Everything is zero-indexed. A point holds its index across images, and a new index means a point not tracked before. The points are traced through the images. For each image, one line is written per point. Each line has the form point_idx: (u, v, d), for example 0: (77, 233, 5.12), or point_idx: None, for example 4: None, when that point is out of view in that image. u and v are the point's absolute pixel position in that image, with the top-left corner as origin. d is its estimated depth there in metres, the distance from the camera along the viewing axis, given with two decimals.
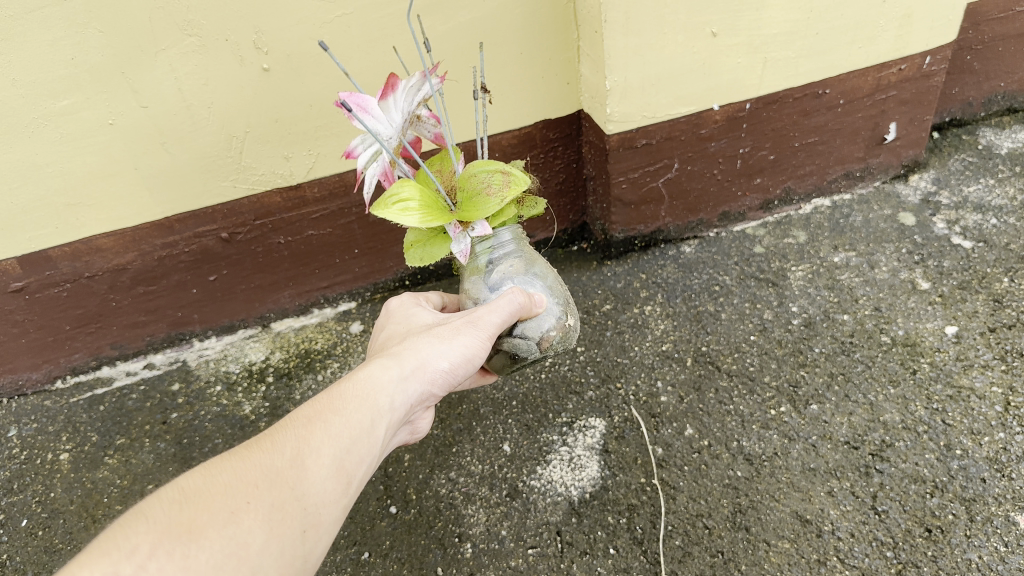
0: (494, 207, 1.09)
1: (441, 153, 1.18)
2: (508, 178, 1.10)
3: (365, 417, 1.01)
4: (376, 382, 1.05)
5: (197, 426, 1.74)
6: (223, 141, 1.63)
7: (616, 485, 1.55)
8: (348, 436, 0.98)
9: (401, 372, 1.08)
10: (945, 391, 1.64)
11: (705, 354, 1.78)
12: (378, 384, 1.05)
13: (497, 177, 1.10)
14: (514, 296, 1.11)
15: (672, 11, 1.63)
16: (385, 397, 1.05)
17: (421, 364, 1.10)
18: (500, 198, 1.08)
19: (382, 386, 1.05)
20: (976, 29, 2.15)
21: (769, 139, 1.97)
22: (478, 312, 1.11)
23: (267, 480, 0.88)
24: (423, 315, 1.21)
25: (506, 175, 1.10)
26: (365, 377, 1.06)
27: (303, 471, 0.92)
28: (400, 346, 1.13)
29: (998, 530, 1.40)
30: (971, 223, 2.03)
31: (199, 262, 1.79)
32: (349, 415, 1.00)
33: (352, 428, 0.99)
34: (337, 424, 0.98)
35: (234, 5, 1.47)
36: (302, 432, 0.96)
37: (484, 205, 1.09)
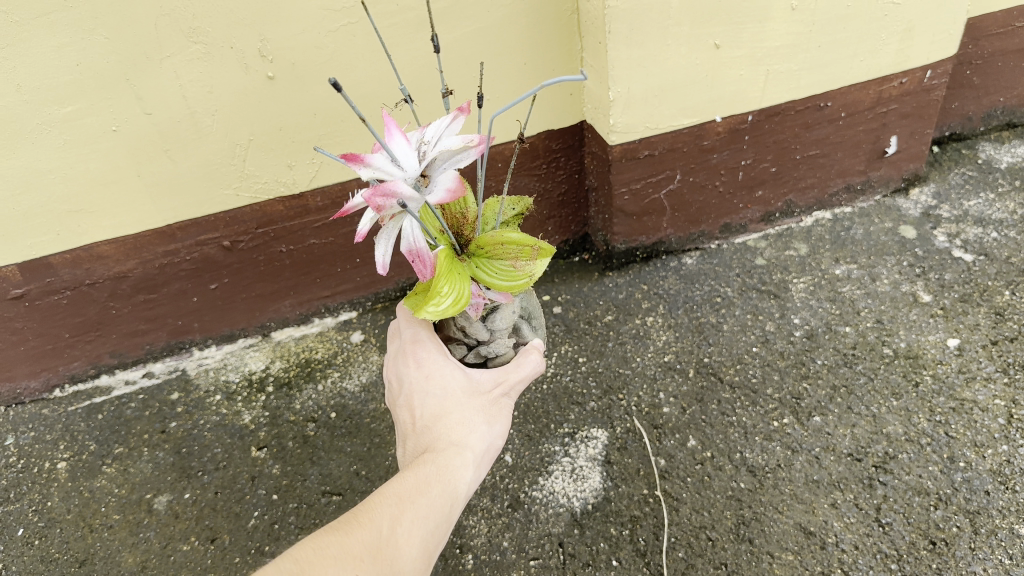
0: (516, 279, 1.04)
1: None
2: (535, 251, 1.02)
3: (450, 492, 0.97)
4: (452, 464, 0.99)
5: (197, 435, 1.73)
6: (226, 148, 1.63)
7: (619, 496, 1.54)
8: (436, 522, 0.94)
9: (475, 456, 1.02)
10: (948, 403, 1.63)
11: (707, 365, 1.78)
12: (455, 468, 0.99)
13: (524, 249, 1.02)
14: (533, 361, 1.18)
15: (676, 23, 1.64)
16: (464, 485, 0.99)
17: (484, 446, 1.05)
18: (528, 275, 1.03)
19: (459, 470, 1.00)
20: (976, 43, 2.16)
21: (770, 152, 1.97)
22: (506, 377, 1.13)
23: (371, 557, 0.85)
24: (456, 363, 1.10)
25: (534, 248, 1.02)
26: (443, 463, 0.99)
27: (400, 550, 0.88)
28: (459, 415, 1.05)
29: (1002, 542, 1.39)
30: (972, 237, 2.04)
31: (200, 270, 1.79)
32: (435, 503, 0.95)
33: (439, 515, 0.94)
34: (429, 500, 0.94)
35: (239, 13, 1.47)
36: (393, 512, 0.91)
37: (509, 280, 1.03)
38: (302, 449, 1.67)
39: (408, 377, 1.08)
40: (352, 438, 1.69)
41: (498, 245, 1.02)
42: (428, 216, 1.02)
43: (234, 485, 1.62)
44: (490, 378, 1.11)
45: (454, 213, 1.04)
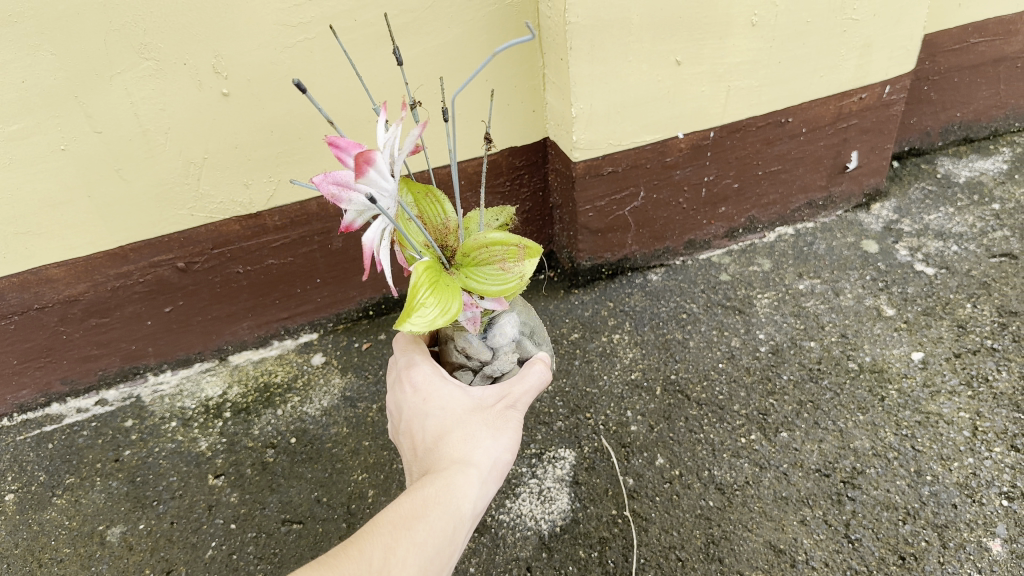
0: (506, 281, 1.04)
1: (421, 190, 1.04)
2: (521, 250, 1.03)
3: (449, 517, 0.90)
4: (453, 481, 0.94)
5: (151, 463, 1.68)
6: (180, 167, 1.59)
7: (588, 518, 1.51)
8: (436, 546, 0.87)
9: (479, 473, 0.97)
10: (914, 417, 1.63)
11: (674, 383, 1.76)
12: (456, 484, 0.94)
13: (508, 250, 1.03)
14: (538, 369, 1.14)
15: (637, 39, 1.63)
16: (467, 503, 0.94)
17: (490, 462, 1.00)
18: (517, 277, 1.04)
19: (460, 487, 0.94)
20: (933, 60, 2.19)
21: (732, 168, 1.97)
22: (513, 394, 1.10)
23: None
24: (456, 385, 1.09)
25: (519, 247, 1.03)
26: (441, 482, 0.94)
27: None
28: (458, 434, 1.02)
29: (971, 556, 1.39)
30: (933, 250, 2.06)
31: (155, 293, 1.74)
32: (434, 526, 0.89)
33: (439, 539, 0.88)
34: (425, 527, 0.88)
35: (193, 28, 1.43)
36: (387, 542, 0.84)
37: (500, 285, 1.04)
38: (261, 476, 1.62)
39: (406, 403, 1.08)
40: (312, 464, 1.64)
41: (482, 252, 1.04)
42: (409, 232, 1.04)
43: (190, 515, 1.57)
44: (495, 396, 1.10)
45: (437, 226, 1.06)
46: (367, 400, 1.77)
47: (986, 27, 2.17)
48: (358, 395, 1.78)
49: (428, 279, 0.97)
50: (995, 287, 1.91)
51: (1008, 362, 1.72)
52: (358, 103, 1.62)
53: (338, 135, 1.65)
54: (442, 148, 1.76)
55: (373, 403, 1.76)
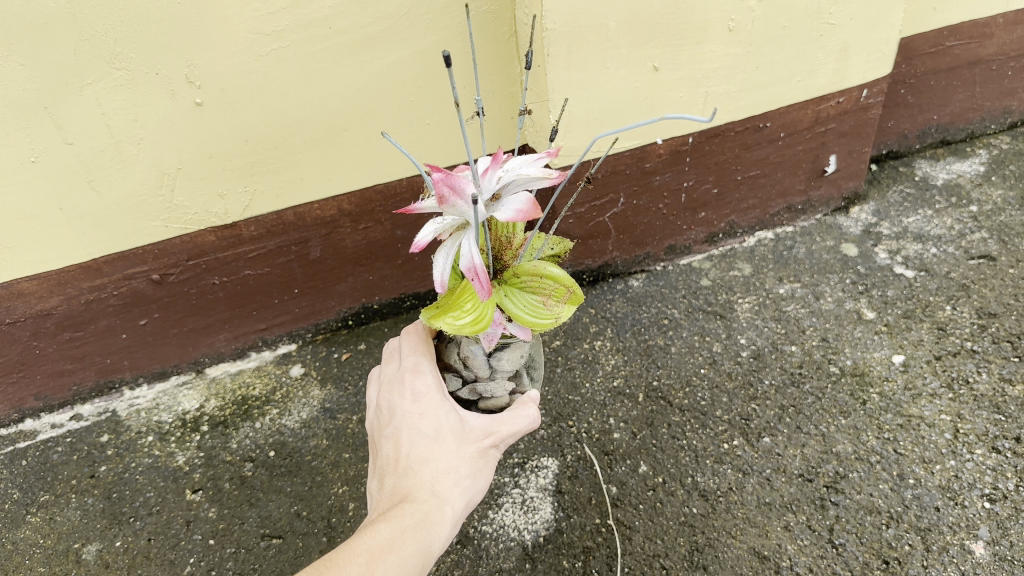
0: (543, 315, 1.04)
1: (513, 208, 1.03)
2: (567, 293, 1.05)
3: (422, 558, 0.89)
4: (430, 519, 0.92)
5: (128, 479, 1.65)
6: (154, 178, 1.57)
7: (571, 527, 1.50)
8: None
9: (454, 511, 0.95)
10: (895, 420, 1.63)
11: (656, 389, 1.76)
12: (431, 522, 0.92)
13: (557, 289, 1.04)
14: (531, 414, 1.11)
15: (615, 45, 1.63)
16: (440, 543, 0.92)
17: (465, 500, 0.98)
18: (553, 316, 1.04)
19: (436, 526, 0.92)
20: (909, 63, 2.20)
21: (712, 172, 1.97)
22: (499, 430, 1.06)
23: None
24: (452, 408, 1.03)
25: (568, 290, 1.04)
26: (418, 518, 0.92)
27: None
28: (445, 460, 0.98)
29: (955, 559, 1.39)
30: (912, 253, 2.06)
31: (129, 305, 1.71)
32: (408, 564, 0.87)
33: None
34: (399, 566, 0.86)
35: (165, 37, 1.41)
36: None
37: (536, 314, 1.03)
38: (240, 490, 1.60)
39: (399, 410, 1.02)
40: (291, 477, 1.62)
41: (533, 278, 1.05)
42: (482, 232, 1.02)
43: (168, 531, 1.54)
44: (482, 429, 1.04)
45: (502, 237, 1.05)
46: (347, 412, 1.75)
47: (961, 30, 2.18)
48: (338, 407, 1.76)
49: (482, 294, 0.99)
50: (973, 289, 1.92)
51: (988, 364, 1.72)
52: (334, 111, 1.61)
53: (314, 145, 1.64)
54: (420, 156, 1.75)
55: (353, 414, 1.74)
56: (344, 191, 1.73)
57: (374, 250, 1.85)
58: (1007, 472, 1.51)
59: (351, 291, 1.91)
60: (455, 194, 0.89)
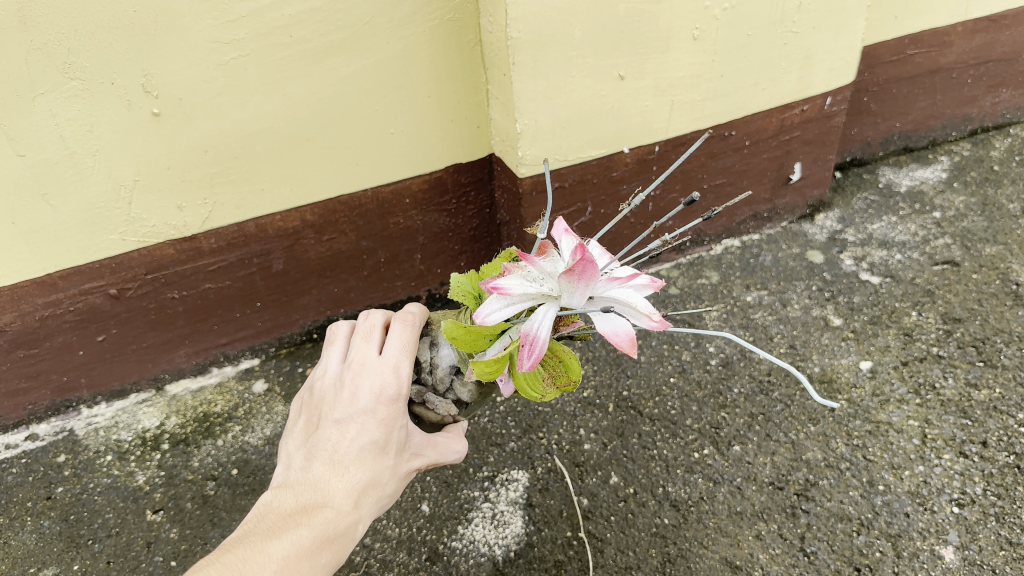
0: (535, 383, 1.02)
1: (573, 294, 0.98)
2: (568, 381, 1.02)
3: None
4: (341, 537, 0.91)
5: (86, 500, 1.60)
6: (110, 190, 1.53)
7: (543, 541, 1.48)
8: None
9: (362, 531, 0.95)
10: (864, 426, 1.63)
11: (626, 399, 1.74)
12: (341, 539, 0.91)
13: (563, 375, 1.02)
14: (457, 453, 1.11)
15: (580, 54, 1.62)
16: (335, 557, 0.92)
17: (375, 515, 0.97)
18: (542, 395, 1.01)
19: (342, 544, 0.92)
20: (872, 71, 2.22)
21: (678, 181, 1.97)
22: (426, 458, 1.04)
23: None
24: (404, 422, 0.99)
25: (570, 380, 1.02)
26: (335, 535, 0.90)
27: None
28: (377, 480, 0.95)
29: (925, 565, 1.39)
30: (878, 259, 2.08)
31: (86, 321, 1.66)
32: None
33: None
34: None
35: (120, 46, 1.38)
36: None
37: (532, 383, 1.00)
38: (201, 510, 1.56)
39: (364, 405, 0.94)
40: (255, 495, 1.58)
41: (548, 355, 1.01)
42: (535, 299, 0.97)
43: (128, 553, 1.49)
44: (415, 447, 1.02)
45: None
46: None
47: (921, 39, 2.21)
48: None
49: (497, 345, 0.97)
50: (938, 294, 1.93)
51: (954, 369, 1.74)
52: (296, 120, 1.58)
53: (275, 155, 1.61)
54: (385, 165, 1.73)
55: None
56: (307, 202, 1.70)
57: (339, 261, 1.82)
58: (974, 476, 1.52)
59: (315, 304, 1.88)
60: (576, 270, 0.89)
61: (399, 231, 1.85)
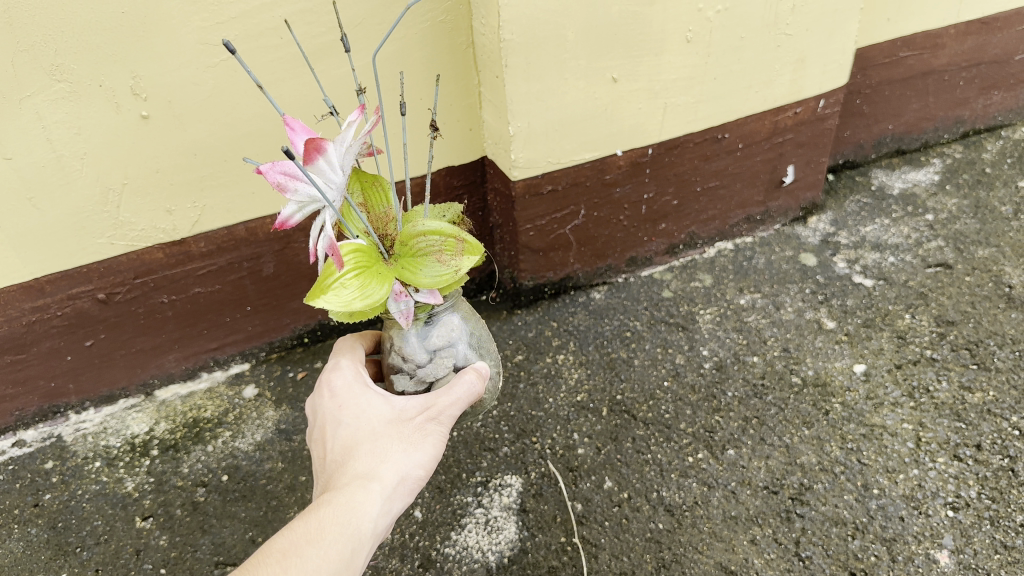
0: (445, 275, 1.00)
1: (371, 183, 1.00)
2: (460, 244, 1.00)
3: (343, 547, 0.89)
4: (352, 502, 0.93)
5: (74, 507, 1.58)
6: (98, 194, 1.51)
7: (536, 547, 1.47)
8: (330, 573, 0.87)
9: (383, 488, 0.95)
10: (858, 430, 1.63)
11: (620, 403, 1.73)
12: (354, 505, 0.93)
13: (448, 242, 1.00)
14: (471, 382, 1.05)
15: (573, 56, 1.61)
16: (368, 523, 0.92)
17: (398, 476, 0.97)
18: (455, 270, 0.99)
19: (361, 508, 0.93)
20: (864, 73, 2.22)
21: (671, 184, 1.96)
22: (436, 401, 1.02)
23: None
24: (378, 392, 1.04)
25: (459, 241, 1.00)
26: (343, 503, 0.92)
27: None
28: (369, 446, 0.98)
29: (920, 568, 1.38)
30: (871, 262, 2.07)
31: (74, 326, 1.64)
32: (328, 553, 0.88)
33: (332, 565, 0.87)
34: (315, 562, 0.86)
35: (108, 47, 1.36)
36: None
37: (438, 277, 0.99)
38: (191, 517, 1.54)
39: (323, 407, 1.04)
40: (245, 502, 1.56)
41: (423, 242, 1.00)
42: (354, 217, 0.99)
43: (116, 561, 1.48)
44: (418, 405, 1.03)
45: (380, 215, 1.01)
46: (303, 433, 1.70)
47: (914, 41, 2.21)
48: (294, 428, 1.71)
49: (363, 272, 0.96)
50: (931, 297, 1.93)
51: (948, 372, 1.73)
52: (287, 123, 1.57)
53: (266, 157, 1.59)
54: (377, 169, 1.71)
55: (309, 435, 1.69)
56: None
57: None
58: (969, 480, 1.51)
59: (306, 308, 1.86)
60: (289, 178, 0.86)
61: None
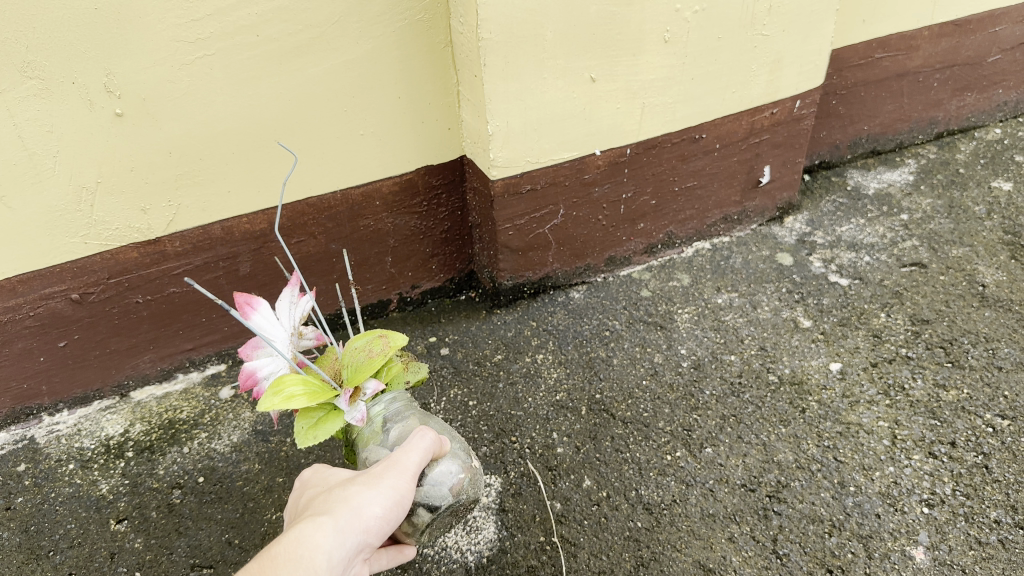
0: (376, 363, 1.03)
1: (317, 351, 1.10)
2: (384, 339, 1.07)
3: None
4: (304, 534, 0.88)
5: (47, 511, 1.56)
6: (71, 193, 1.49)
7: (515, 546, 1.46)
8: None
9: (337, 520, 0.90)
10: (835, 428, 1.64)
11: (599, 402, 1.74)
12: (305, 537, 0.88)
13: (374, 341, 1.06)
14: (426, 434, 0.99)
15: (551, 56, 1.61)
16: (322, 556, 0.87)
17: (359, 508, 0.92)
18: (381, 356, 1.04)
19: (312, 540, 0.88)
20: (840, 74, 2.24)
21: (649, 184, 1.97)
22: (396, 456, 0.95)
23: None
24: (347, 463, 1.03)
25: (381, 338, 1.07)
26: (293, 538, 0.88)
27: None
28: (330, 494, 0.96)
29: (896, 565, 1.39)
30: (846, 261, 2.09)
31: (47, 327, 1.62)
32: None
33: None
34: None
35: (81, 44, 1.34)
36: None
37: (368, 365, 1.03)
38: (167, 519, 1.52)
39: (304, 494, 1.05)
40: (222, 504, 1.55)
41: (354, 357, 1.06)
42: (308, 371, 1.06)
43: (90, 565, 1.45)
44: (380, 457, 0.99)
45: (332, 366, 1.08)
46: (281, 434, 1.69)
47: (889, 43, 2.23)
48: (271, 429, 1.70)
49: (303, 384, 1.00)
50: (906, 296, 1.95)
51: (922, 370, 1.75)
52: (263, 121, 1.55)
53: (242, 156, 1.58)
54: (354, 168, 1.70)
55: (287, 437, 1.68)
56: (275, 205, 1.67)
57: (307, 265, 1.80)
58: (943, 476, 1.53)
59: None
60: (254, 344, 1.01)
61: (369, 234, 1.82)
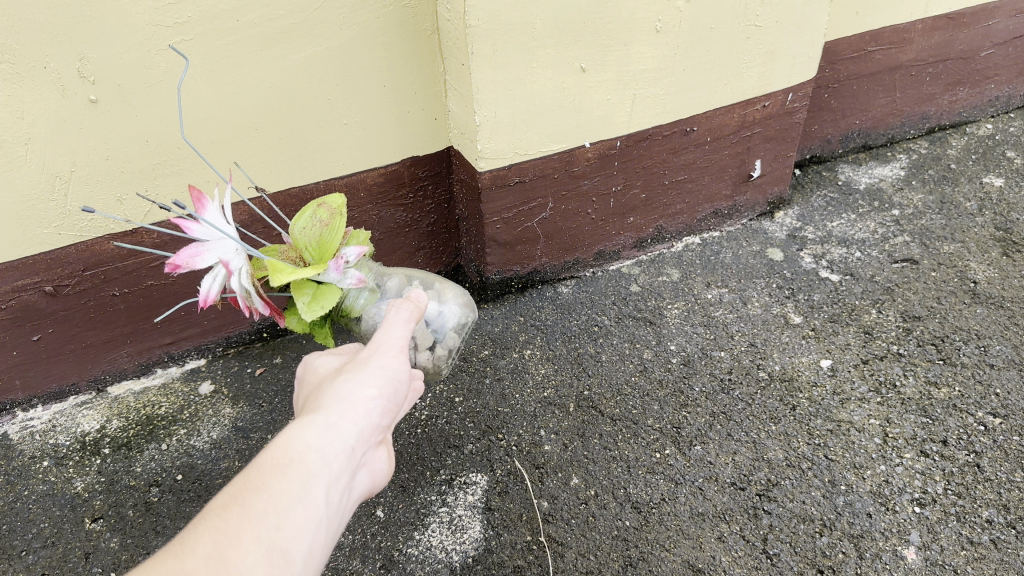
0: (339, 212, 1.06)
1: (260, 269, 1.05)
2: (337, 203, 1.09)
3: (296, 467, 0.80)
4: (296, 429, 0.84)
5: (19, 509, 1.51)
6: (44, 182, 1.44)
7: (501, 546, 1.43)
8: (285, 489, 0.77)
9: (328, 413, 0.87)
10: (825, 425, 1.62)
11: (587, 399, 1.71)
12: (300, 430, 0.84)
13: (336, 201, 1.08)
14: (400, 305, 1.02)
15: (541, 45, 1.57)
16: (321, 449, 0.83)
17: (348, 395, 0.89)
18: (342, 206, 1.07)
19: (307, 431, 0.84)
20: (832, 67, 2.21)
21: (639, 177, 1.93)
22: (379, 336, 0.98)
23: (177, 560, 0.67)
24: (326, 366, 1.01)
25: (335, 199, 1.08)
26: (285, 434, 0.83)
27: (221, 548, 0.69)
28: (318, 392, 0.92)
29: (888, 565, 1.37)
30: (837, 257, 2.07)
31: (20, 320, 1.57)
32: (288, 482, 0.78)
33: (292, 487, 0.78)
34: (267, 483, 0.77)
35: (53, 28, 1.30)
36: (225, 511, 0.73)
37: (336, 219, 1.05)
38: (144, 518, 1.48)
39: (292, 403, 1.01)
40: (201, 502, 1.51)
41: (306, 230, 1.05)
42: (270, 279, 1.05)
43: (63, 565, 1.41)
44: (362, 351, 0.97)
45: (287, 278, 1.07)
46: (261, 431, 1.65)
47: (881, 36, 2.21)
48: (251, 426, 1.66)
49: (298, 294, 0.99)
50: (898, 292, 1.93)
51: (914, 367, 1.73)
52: (244, 110, 1.51)
53: (222, 145, 1.53)
54: (338, 158, 1.66)
55: (268, 433, 1.65)
56: (256, 196, 1.63)
57: None
58: (935, 475, 1.51)
59: None
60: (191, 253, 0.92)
61: (353, 226, 1.78)
